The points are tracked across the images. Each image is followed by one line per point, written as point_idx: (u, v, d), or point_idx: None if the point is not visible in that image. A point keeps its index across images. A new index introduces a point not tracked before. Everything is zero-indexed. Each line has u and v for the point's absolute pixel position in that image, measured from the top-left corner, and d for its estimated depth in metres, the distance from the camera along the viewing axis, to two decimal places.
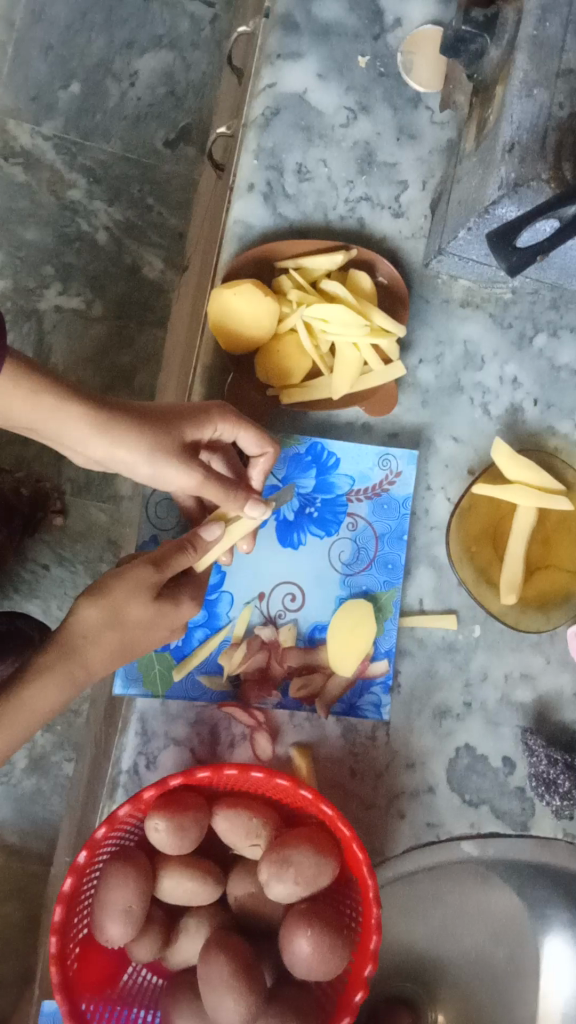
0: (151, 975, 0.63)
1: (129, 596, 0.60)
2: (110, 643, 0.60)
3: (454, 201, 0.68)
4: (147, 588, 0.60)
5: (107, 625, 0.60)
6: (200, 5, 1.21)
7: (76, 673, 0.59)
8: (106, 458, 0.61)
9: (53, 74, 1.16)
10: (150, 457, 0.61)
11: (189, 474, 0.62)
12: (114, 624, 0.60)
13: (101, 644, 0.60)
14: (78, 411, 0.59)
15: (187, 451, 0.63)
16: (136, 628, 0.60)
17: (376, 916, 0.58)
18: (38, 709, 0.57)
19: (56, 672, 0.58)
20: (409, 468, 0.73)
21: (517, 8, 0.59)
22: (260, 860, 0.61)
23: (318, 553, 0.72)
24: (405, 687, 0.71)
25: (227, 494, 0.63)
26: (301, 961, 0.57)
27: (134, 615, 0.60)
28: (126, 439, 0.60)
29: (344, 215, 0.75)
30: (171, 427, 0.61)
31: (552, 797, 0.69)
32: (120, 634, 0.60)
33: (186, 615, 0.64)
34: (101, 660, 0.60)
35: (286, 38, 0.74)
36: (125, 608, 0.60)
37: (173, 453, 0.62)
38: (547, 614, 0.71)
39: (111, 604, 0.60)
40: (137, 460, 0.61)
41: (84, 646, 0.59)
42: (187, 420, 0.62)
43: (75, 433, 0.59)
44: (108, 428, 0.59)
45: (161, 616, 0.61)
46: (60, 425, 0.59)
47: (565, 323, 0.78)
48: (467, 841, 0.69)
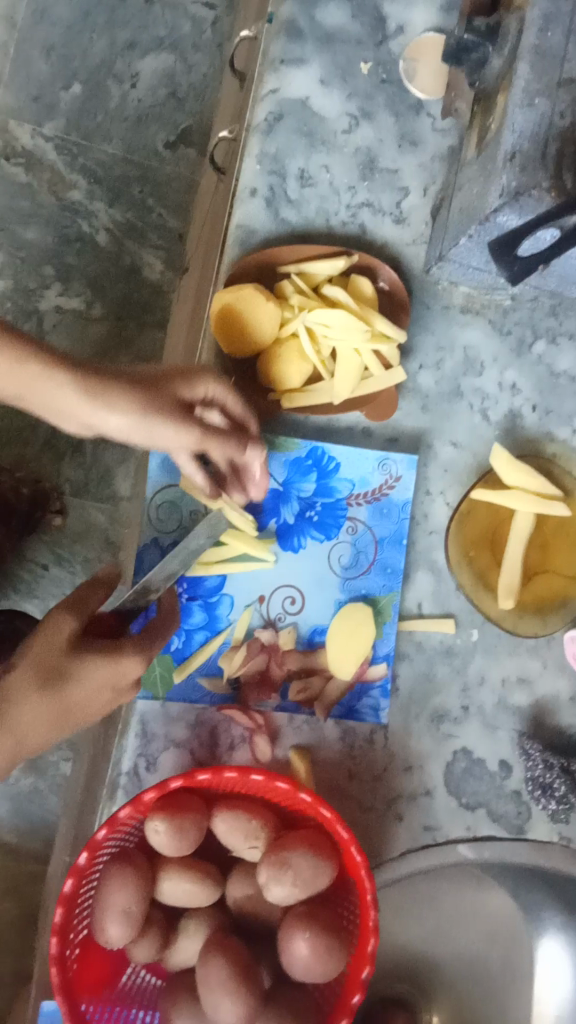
0: (149, 975, 0.63)
1: (80, 688, 0.56)
2: (37, 705, 0.55)
3: (455, 207, 0.69)
4: (99, 683, 0.57)
5: (36, 685, 0.55)
6: (202, 7, 1.22)
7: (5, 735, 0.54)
8: (97, 427, 0.60)
9: (54, 75, 1.16)
10: (146, 421, 0.59)
11: (189, 434, 0.61)
12: (45, 685, 0.55)
13: (27, 702, 0.54)
14: (66, 380, 0.57)
15: (182, 408, 0.61)
16: (75, 695, 0.56)
17: (374, 919, 0.58)
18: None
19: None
20: (408, 471, 0.74)
21: (519, 17, 0.59)
22: (259, 861, 0.61)
23: (318, 557, 0.73)
24: (403, 690, 0.72)
25: (231, 445, 0.64)
26: (299, 961, 0.58)
27: (82, 684, 0.56)
28: (117, 406, 0.58)
29: (345, 221, 0.75)
30: (163, 388, 0.61)
31: (548, 800, 0.69)
32: (50, 695, 0.55)
33: (102, 678, 0.57)
34: (29, 724, 0.55)
35: (289, 44, 0.75)
36: (60, 668, 0.56)
37: (170, 414, 0.60)
38: (545, 618, 0.72)
39: (40, 659, 0.56)
40: (132, 427, 0.59)
41: (13, 708, 0.54)
42: (178, 379, 0.62)
43: (64, 403, 0.58)
44: (97, 394, 0.58)
45: (102, 675, 0.57)
46: (50, 396, 0.58)
47: (564, 330, 0.78)
48: (464, 844, 0.70)
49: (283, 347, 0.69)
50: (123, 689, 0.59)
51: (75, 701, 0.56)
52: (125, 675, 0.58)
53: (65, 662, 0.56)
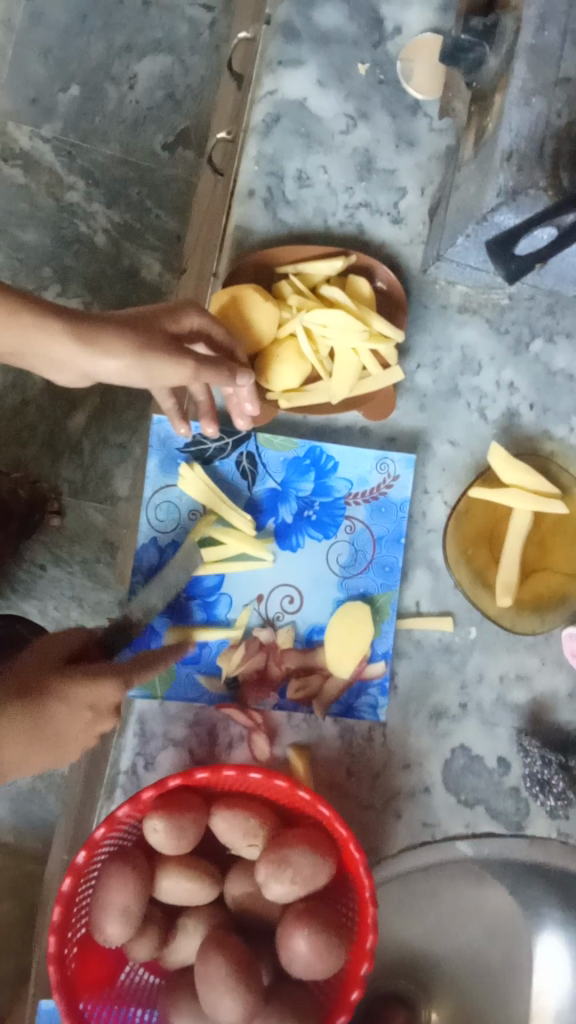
0: (148, 973, 0.63)
1: (61, 718, 0.58)
2: (16, 732, 0.57)
3: (452, 207, 0.69)
4: (80, 714, 0.59)
5: (14, 705, 0.57)
6: (199, 9, 1.22)
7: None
8: (92, 370, 0.58)
9: (52, 77, 1.17)
10: (143, 360, 0.59)
11: (181, 364, 0.60)
12: (26, 708, 0.57)
13: (7, 723, 0.56)
14: (57, 325, 0.55)
15: (174, 343, 0.61)
16: (53, 717, 0.58)
17: (373, 916, 0.59)
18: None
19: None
20: (406, 471, 0.74)
21: (516, 17, 0.60)
22: (258, 859, 0.61)
23: (316, 556, 0.73)
24: (401, 688, 0.72)
25: (221, 368, 0.62)
26: (298, 958, 0.58)
27: (60, 703, 0.58)
28: (111, 347, 0.57)
29: (343, 221, 0.76)
30: (150, 325, 0.61)
31: (546, 797, 0.69)
32: (28, 715, 0.57)
33: (84, 698, 0.59)
34: (9, 747, 0.57)
35: (286, 45, 0.75)
36: (41, 687, 0.58)
37: (163, 347, 0.59)
38: (543, 615, 0.72)
39: (20, 682, 0.59)
40: (130, 367, 0.59)
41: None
42: (163, 315, 0.62)
43: (56, 348, 0.56)
44: (89, 335, 0.56)
45: (80, 695, 0.59)
46: (38, 343, 0.55)
47: (561, 329, 0.79)
48: (462, 841, 0.70)
49: (281, 347, 0.69)
50: (102, 713, 0.60)
51: (52, 723, 0.58)
52: (102, 697, 0.59)
53: (41, 684, 0.59)
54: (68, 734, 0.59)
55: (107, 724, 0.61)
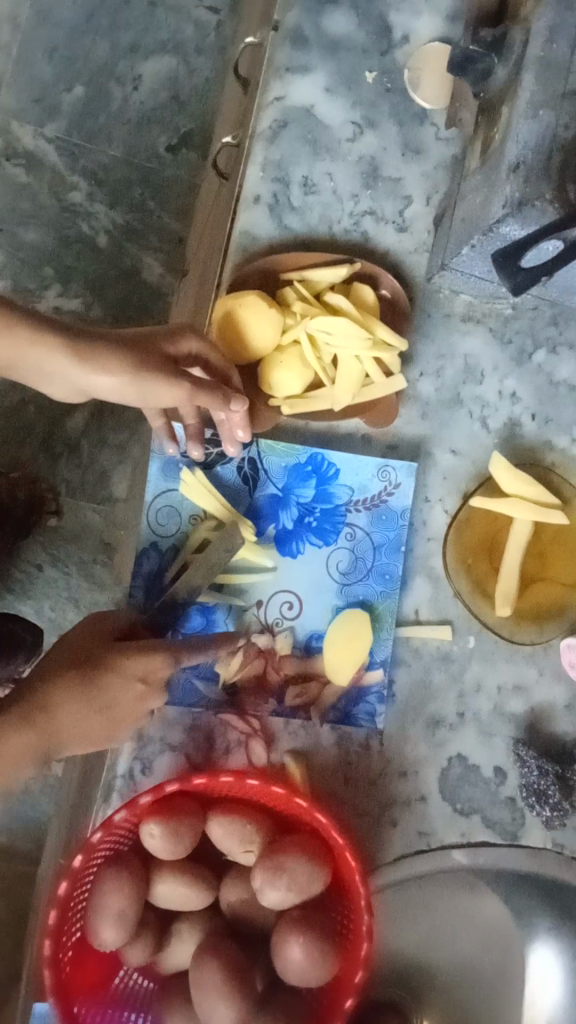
0: (143, 978, 0.63)
1: (113, 684, 0.61)
2: (73, 691, 0.61)
3: (458, 217, 0.69)
4: (132, 682, 0.62)
5: (73, 673, 0.62)
6: (206, 11, 1.22)
7: (45, 717, 0.60)
8: (87, 384, 0.62)
9: (57, 76, 1.17)
10: (135, 377, 0.61)
11: (172, 384, 0.62)
12: (84, 675, 0.62)
13: (64, 686, 0.61)
14: (52, 339, 0.60)
15: (168, 362, 0.63)
16: (106, 686, 0.61)
17: (368, 924, 0.59)
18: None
19: (27, 716, 0.60)
20: (408, 479, 0.74)
21: (525, 29, 0.60)
22: (254, 866, 0.61)
23: (316, 562, 0.73)
24: (399, 697, 0.72)
25: (216, 391, 0.63)
26: (294, 966, 0.58)
27: (113, 673, 0.62)
28: (103, 363, 0.61)
29: (348, 228, 0.76)
30: (148, 345, 0.63)
31: (543, 808, 0.70)
32: (84, 682, 0.62)
33: (134, 670, 0.62)
34: (65, 712, 0.61)
35: (295, 52, 0.75)
36: (98, 658, 0.63)
37: (155, 366, 0.62)
38: (542, 626, 0.72)
39: (79, 654, 0.64)
40: (122, 383, 0.61)
41: (54, 693, 0.61)
42: (162, 336, 0.64)
43: (52, 361, 0.60)
44: (85, 352, 0.60)
45: (131, 667, 0.62)
46: (38, 358, 0.61)
47: (564, 340, 0.79)
48: (457, 850, 0.70)
49: (284, 353, 0.69)
50: (153, 688, 0.62)
51: (105, 694, 0.61)
52: (151, 670, 0.62)
53: (99, 655, 0.63)
54: (120, 708, 0.61)
55: (157, 701, 0.63)
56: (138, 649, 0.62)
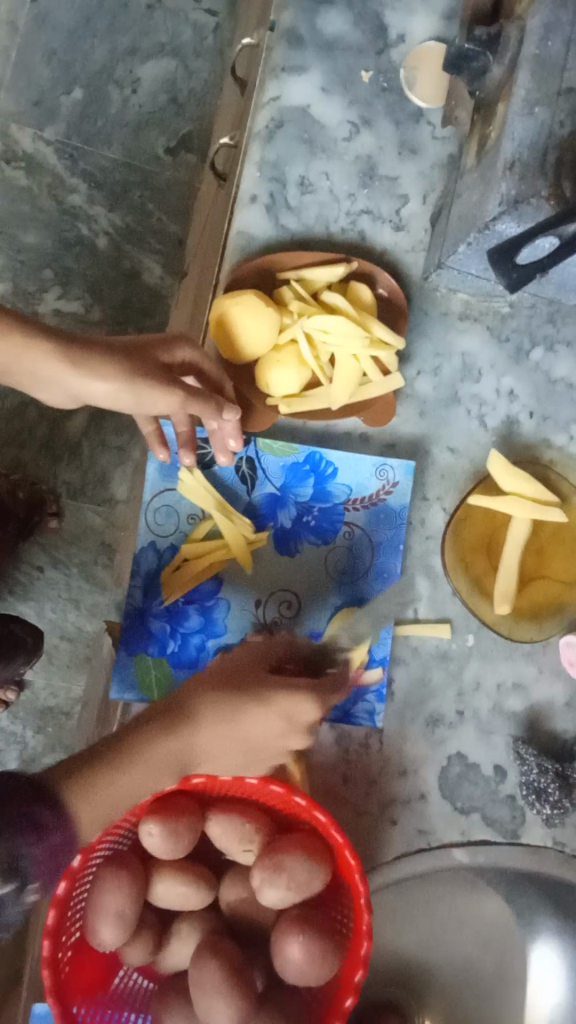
0: (142, 978, 0.63)
1: (253, 715, 0.61)
2: (211, 714, 0.61)
3: (455, 215, 0.69)
4: (283, 716, 0.62)
5: (218, 696, 0.62)
6: (204, 13, 1.22)
7: (177, 748, 0.59)
8: (82, 392, 0.62)
9: (55, 79, 1.17)
10: (130, 385, 0.62)
11: (164, 391, 0.62)
12: (231, 712, 0.61)
13: (208, 706, 0.61)
14: (49, 347, 0.60)
15: (163, 370, 0.63)
16: (251, 722, 0.61)
17: (367, 923, 0.58)
18: (132, 789, 0.57)
19: (160, 747, 0.59)
20: (405, 477, 0.74)
21: (520, 26, 0.60)
22: (253, 865, 0.61)
23: (315, 561, 0.73)
24: (399, 696, 0.72)
25: (208, 400, 0.64)
26: (292, 964, 0.58)
27: (253, 712, 0.61)
28: (99, 370, 0.61)
29: (345, 227, 0.76)
30: (141, 353, 0.63)
31: (543, 806, 0.69)
32: (274, 716, 0.61)
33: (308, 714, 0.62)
34: (208, 744, 0.60)
35: (291, 52, 0.76)
36: (243, 696, 0.62)
37: (148, 373, 0.62)
38: (541, 623, 0.72)
39: (229, 676, 0.63)
40: (116, 390, 0.62)
41: (198, 724, 0.60)
42: (157, 345, 0.65)
43: (47, 370, 0.61)
44: (81, 359, 0.61)
45: (281, 708, 0.62)
46: (34, 365, 0.61)
47: (561, 338, 0.79)
48: (458, 848, 0.70)
49: (281, 352, 0.69)
50: (293, 728, 0.62)
51: (281, 729, 0.62)
52: (295, 708, 0.62)
53: (252, 688, 0.62)
54: (276, 741, 0.62)
55: (298, 740, 0.63)
56: (331, 694, 0.64)
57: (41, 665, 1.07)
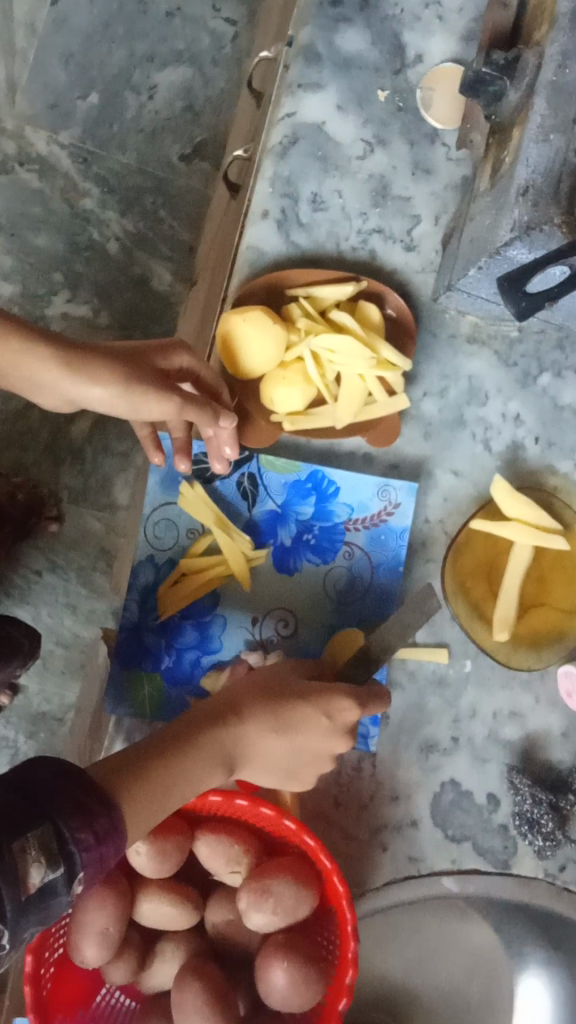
0: (124, 997, 0.63)
1: (302, 714, 0.60)
2: (258, 715, 0.60)
3: (466, 238, 0.69)
4: (327, 717, 0.60)
5: (265, 700, 0.61)
6: (223, 23, 1.22)
7: (228, 741, 0.58)
8: (79, 398, 0.62)
9: (72, 84, 1.17)
10: (126, 392, 0.61)
11: (158, 398, 0.61)
12: (277, 710, 0.61)
13: (257, 707, 0.60)
14: (46, 351, 0.60)
15: (160, 378, 0.62)
16: (298, 717, 0.60)
17: (353, 951, 0.57)
18: (186, 781, 0.55)
19: (211, 740, 0.58)
20: (408, 499, 0.73)
21: (538, 53, 0.59)
22: (240, 887, 0.60)
23: (313, 580, 0.72)
24: (393, 719, 0.71)
25: (202, 407, 0.63)
26: (276, 990, 0.57)
27: (297, 705, 0.60)
28: (93, 376, 0.60)
29: (356, 245, 0.75)
30: (138, 358, 0.63)
31: (536, 837, 0.68)
32: (320, 712, 0.60)
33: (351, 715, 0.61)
34: (255, 742, 0.60)
35: (307, 68, 0.75)
36: (290, 695, 0.61)
37: (143, 380, 0.61)
38: (539, 652, 0.71)
39: (276, 684, 0.62)
40: (111, 397, 0.61)
41: (244, 720, 0.60)
42: (154, 352, 0.65)
43: (44, 373, 0.61)
44: (76, 365, 0.60)
45: (328, 707, 0.60)
46: (32, 369, 0.61)
47: (569, 364, 0.78)
48: (448, 876, 0.69)
49: (287, 370, 0.68)
50: (337, 728, 0.61)
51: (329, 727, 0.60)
52: (343, 710, 0.60)
53: (299, 686, 0.61)
54: (321, 740, 0.61)
55: (343, 743, 0.62)
56: (372, 698, 0.62)
57: (36, 670, 1.06)
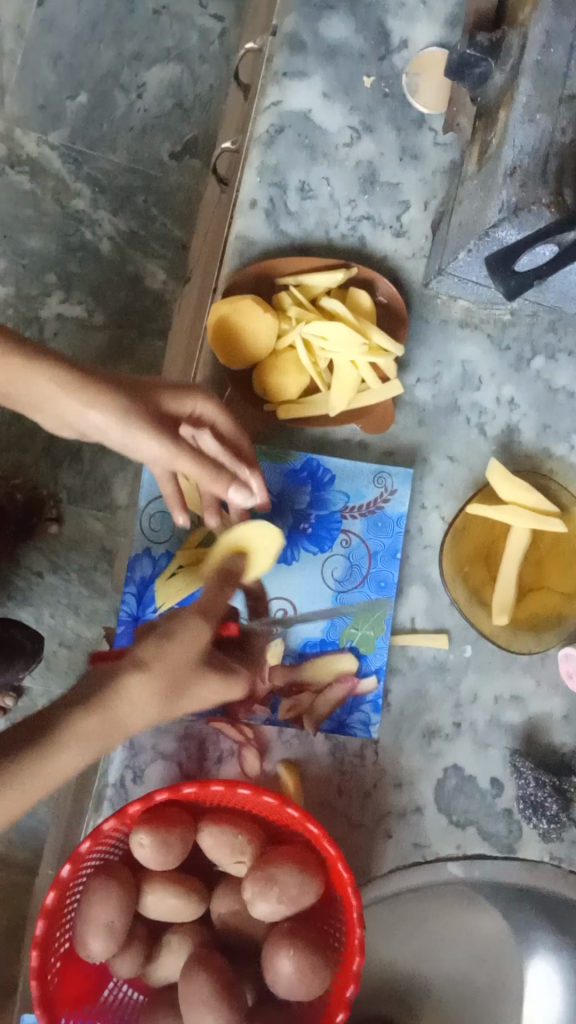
0: (132, 990, 0.62)
1: (189, 693, 0.56)
2: (139, 694, 0.53)
3: (455, 222, 0.69)
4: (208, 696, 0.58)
5: (149, 676, 0.54)
6: (209, 19, 1.22)
7: (115, 736, 0.53)
8: (76, 422, 0.61)
9: (60, 84, 1.17)
10: (125, 425, 0.60)
11: (161, 443, 0.60)
12: (169, 702, 0.55)
13: (135, 686, 0.53)
14: (47, 372, 0.59)
15: (168, 426, 0.62)
16: (189, 704, 0.57)
17: (360, 937, 0.57)
18: (55, 774, 0.49)
19: (98, 739, 0.52)
20: (403, 486, 0.74)
21: (522, 33, 0.59)
22: (245, 877, 0.60)
23: (311, 570, 0.72)
24: (394, 707, 0.71)
25: (209, 472, 0.62)
26: (283, 979, 0.57)
27: (191, 695, 0.56)
28: (97, 399, 0.59)
29: (345, 233, 0.75)
30: (146, 396, 0.62)
31: (540, 820, 0.68)
32: (209, 697, 0.58)
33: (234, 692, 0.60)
34: (136, 723, 0.53)
35: (292, 57, 0.75)
36: (185, 686, 0.56)
37: (148, 420, 0.61)
38: (539, 634, 0.71)
39: (166, 657, 0.55)
40: (109, 427, 0.60)
41: (129, 716, 0.53)
42: (164, 393, 0.63)
43: (43, 394, 0.60)
44: (81, 385, 0.59)
45: (214, 692, 0.58)
46: (30, 389, 0.60)
47: (563, 347, 0.78)
48: (453, 862, 0.69)
49: (280, 357, 0.68)
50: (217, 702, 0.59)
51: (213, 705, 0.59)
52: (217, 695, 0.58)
53: (191, 671, 0.56)
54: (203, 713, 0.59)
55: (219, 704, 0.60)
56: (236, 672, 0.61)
57: (39, 671, 1.07)
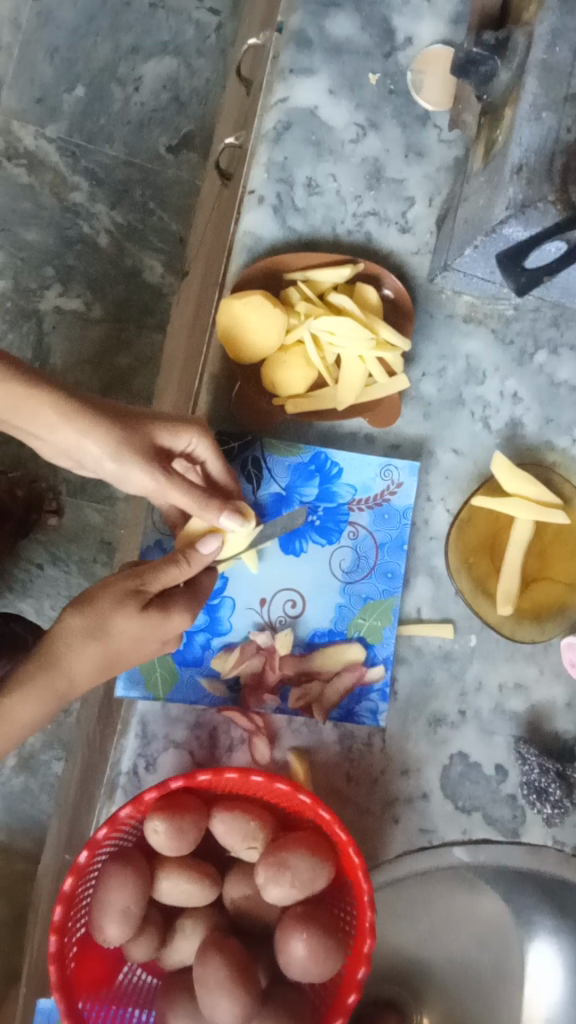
0: (146, 974, 0.64)
1: (124, 632, 0.59)
2: (78, 641, 0.58)
3: (460, 218, 0.70)
4: (148, 631, 0.60)
5: (82, 625, 0.58)
6: (206, 13, 1.22)
7: (58, 686, 0.58)
8: (73, 448, 0.62)
9: (58, 77, 1.17)
10: (118, 455, 0.61)
11: (154, 478, 0.62)
12: (100, 636, 0.59)
13: (70, 634, 0.58)
14: (47, 399, 0.59)
15: (157, 456, 0.62)
16: (122, 640, 0.59)
17: (371, 920, 0.59)
18: (16, 720, 0.56)
19: (37, 686, 0.57)
20: (410, 478, 0.75)
21: (528, 31, 0.60)
22: (257, 862, 0.61)
23: (320, 562, 0.73)
24: (401, 695, 0.72)
25: (197, 504, 0.62)
26: (296, 962, 0.58)
27: (120, 626, 0.59)
28: (94, 432, 0.60)
29: (351, 229, 0.76)
30: (141, 427, 0.62)
31: (544, 805, 0.70)
32: (141, 626, 0.59)
33: (179, 625, 0.62)
34: (81, 671, 0.59)
35: (299, 53, 0.76)
36: (111, 621, 0.59)
37: (140, 453, 0.61)
38: (543, 625, 0.72)
39: (94, 611, 0.59)
40: (103, 457, 0.61)
41: (67, 655, 0.58)
42: (157, 425, 0.63)
43: (42, 420, 0.60)
44: (79, 416, 0.60)
45: (152, 626, 0.60)
46: (32, 417, 0.60)
47: (565, 340, 0.80)
48: (459, 847, 0.70)
49: (288, 353, 0.69)
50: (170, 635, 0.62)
51: (155, 640, 0.61)
52: (166, 631, 0.61)
53: (121, 612, 0.59)
54: (148, 653, 0.61)
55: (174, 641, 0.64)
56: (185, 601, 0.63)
57: None
